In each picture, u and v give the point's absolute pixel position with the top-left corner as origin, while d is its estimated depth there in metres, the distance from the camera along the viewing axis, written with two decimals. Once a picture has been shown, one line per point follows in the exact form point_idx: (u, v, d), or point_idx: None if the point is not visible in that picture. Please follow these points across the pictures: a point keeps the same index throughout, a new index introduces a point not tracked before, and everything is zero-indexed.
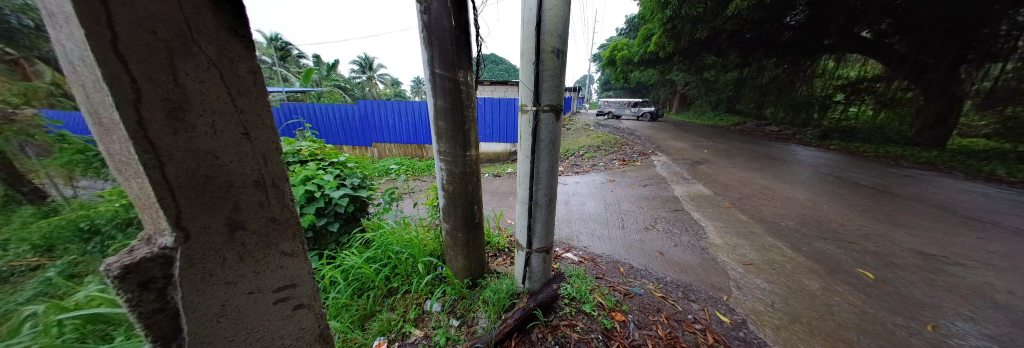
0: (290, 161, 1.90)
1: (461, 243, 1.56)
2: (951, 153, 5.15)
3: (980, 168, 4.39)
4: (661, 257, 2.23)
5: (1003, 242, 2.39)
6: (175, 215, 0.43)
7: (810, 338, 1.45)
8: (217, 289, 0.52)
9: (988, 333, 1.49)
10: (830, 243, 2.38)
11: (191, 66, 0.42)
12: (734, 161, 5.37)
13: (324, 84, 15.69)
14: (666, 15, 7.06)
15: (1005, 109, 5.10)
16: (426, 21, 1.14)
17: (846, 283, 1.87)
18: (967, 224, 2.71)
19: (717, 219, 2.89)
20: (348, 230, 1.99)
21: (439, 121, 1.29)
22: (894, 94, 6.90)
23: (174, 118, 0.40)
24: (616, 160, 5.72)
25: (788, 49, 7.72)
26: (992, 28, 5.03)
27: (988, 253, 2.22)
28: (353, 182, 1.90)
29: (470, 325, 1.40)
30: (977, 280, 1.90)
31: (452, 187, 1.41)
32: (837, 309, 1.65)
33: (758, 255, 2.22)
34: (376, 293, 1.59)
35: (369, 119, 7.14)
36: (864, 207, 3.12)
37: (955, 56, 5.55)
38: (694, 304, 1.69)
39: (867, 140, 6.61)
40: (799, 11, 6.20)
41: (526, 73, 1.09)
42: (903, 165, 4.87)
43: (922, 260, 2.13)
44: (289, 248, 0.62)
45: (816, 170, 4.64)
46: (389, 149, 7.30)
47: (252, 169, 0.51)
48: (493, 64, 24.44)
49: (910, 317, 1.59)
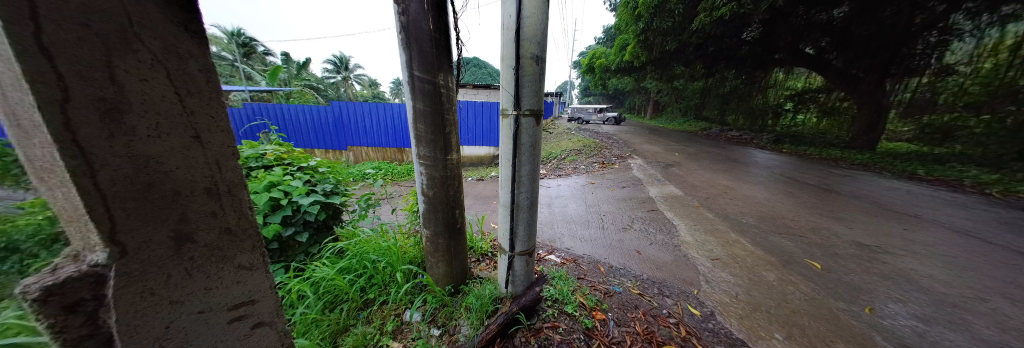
0: (254, 166, 1.76)
1: (442, 249, 1.52)
2: (881, 155, 5.89)
3: (904, 169, 5.05)
4: (639, 255, 2.34)
5: (921, 231, 2.78)
6: (109, 229, 0.41)
7: (770, 324, 1.58)
8: (160, 311, 0.51)
9: (914, 313, 1.70)
10: (784, 238, 2.62)
11: (130, 62, 0.41)
12: (702, 163, 5.78)
13: (294, 84, 14.72)
14: (640, 26, 7.59)
15: (924, 118, 5.93)
16: (404, 22, 1.12)
17: (798, 273, 2.07)
18: (894, 217, 3.11)
19: (688, 218, 3.08)
20: (319, 240, 1.86)
21: (417, 124, 1.26)
22: (833, 103, 7.71)
23: (110, 120, 0.39)
24: (596, 163, 5.94)
25: (746, 60, 8.55)
26: (910, 47, 6.00)
27: (914, 243, 2.55)
28: (326, 188, 1.80)
29: (452, 333, 1.36)
30: (904, 267, 2.17)
31: (432, 192, 1.38)
32: (792, 297, 1.82)
33: (723, 251, 2.40)
34: (351, 306, 1.50)
35: (345, 121, 6.81)
36: (812, 204, 3.49)
37: (882, 70, 6.42)
38: (668, 299, 1.78)
39: (813, 144, 7.41)
40: (754, 28, 6.93)
41: (507, 78, 1.10)
42: (843, 166, 5.51)
43: (860, 250, 2.42)
44: (246, 261, 0.61)
45: (772, 171, 5.12)
46: (366, 153, 6.98)
47: (203, 176, 0.51)
48: (476, 67, 24.53)
49: (853, 302, 1.79)
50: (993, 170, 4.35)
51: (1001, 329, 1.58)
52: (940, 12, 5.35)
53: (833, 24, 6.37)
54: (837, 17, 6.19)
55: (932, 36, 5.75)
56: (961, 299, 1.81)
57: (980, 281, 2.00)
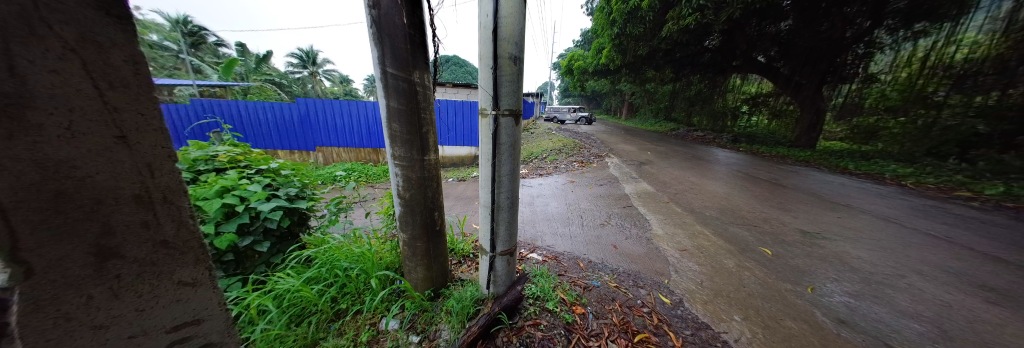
0: (202, 169, 1.58)
1: (421, 252, 1.47)
2: (819, 153, 6.69)
3: (838, 164, 5.78)
4: (615, 250, 2.45)
5: (850, 218, 3.21)
6: (10, 248, 0.39)
7: (730, 307, 1.73)
8: (78, 337, 0.49)
9: (847, 290, 1.95)
10: (741, 227, 2.90)
11: (34, 51, 0.38)
12: (671, 161, 6.19)
13: (253, 78, 13.41)
14: (615, 31, 7.99)
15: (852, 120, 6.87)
16: (375, 16, 1.06)
17: (752, 259, 2.29)
18: (830, 207, 3.56)
19: (659, 213, 3.28)
20: (282, 249, 1.71)
21: (391, 123, 1.21)
22: (781, 106, 8.57)
23: (14, 119, 0.37)
24: (576, 162, 6.12)
25: (708, 66, 9.32)
26: (843, 58, 6.91)
27: (845, 229, 2.93)
28: (290, 193, 1.66)
29: (432, 338, 1.32)
30: (839, 250, 2.49)
31: (409, 193, 1.33)
32: (747, 281, 2.01)
33: (690, 242, 2.58)
34: (320, 318, 1.40)
35: (313, 119, 6.34)
36: (764, 197, 3.89)
37: (821, 77, 7.29)
38: (642, 289, 1.88)
39: (765, 143, 8.29)
40: (714, 37, 7.56)
41: (485, 78, 1.09)
42: (788, 162, 6.20)
43: (803, 236, 2.73)
44: (188, 277, 0.62)
45: (731, 168, 5.62)
46: (338, 153, 6.55)
47: (131, 183, 0.50)
48: (456, 66, 24.15)
49: (798, 283, 2.01)
50: (907, 165, 5.17)
51: (917, 301, 1.85)
52: (866, 27, 6.13)
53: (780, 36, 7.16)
54: (785, 29, 7.00)
55: (860, 48, 6.57)
56: (882, 276, 2.12)
57: (897, 260, 2.35)
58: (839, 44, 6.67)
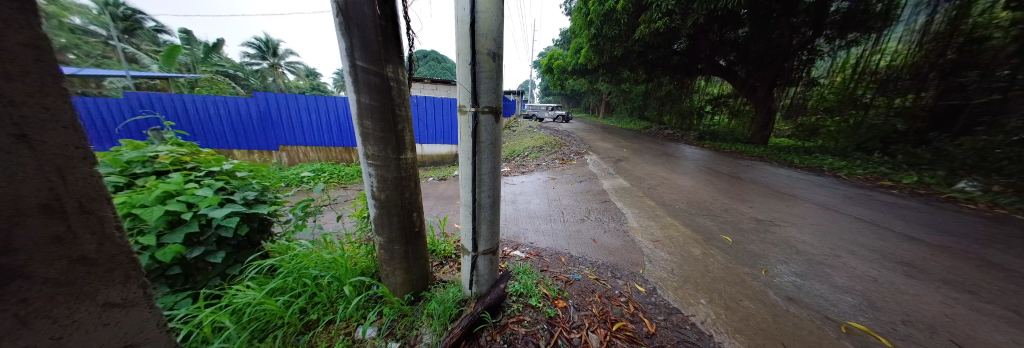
0: (138, 172, 1.38)
1: (399, 256, 1.41)
2: (771, 149, 7.43)
3: (785, 159, 6.46)
4: (594, 243, 2.54)
5: (796, 207, 3.60)
6: None
7: (697, 292, 1.87)
8: None
9: (795, 270, 2.19)
10: (707, 218, 3.14)
11: None
12: (645, 157, 6.53)
13: (201, 70, 11.98)
14: (592, 32, 8.22)
15: (798, 119, 7.74)
16: (342, 5, 0.99)
17: (716, 247, 2.49)
18: (780, 197, 3.98)
19: (634, 207, 3.45)
20: (239, 260, 1.55)
21: (362, 121, 1.13)
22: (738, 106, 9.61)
23: None
24: (557, 160, 6.22)
25: (676, 68, 9.91)
26: (790, 62, 7.49)
27: (793, 216, 3.29)
28: (248, 197, 1.51)
29: (413, 343, 1.26)
30: (787, 235, 2.79)
31: (385, 195, 1.27)
32: (712, 266, 2.18)
33: (662, 233, 2.75)
34: (288, 331, 1.29)
35: (275, 116, 5.81)
36: (725, 189, 4.25)
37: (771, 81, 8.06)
38: (620, 280, 1.98)
39: (726, 140, 9.04)
40: (682, 40, 8.10)
41: (464, 73, 1.07)
42: (745, 157, 6.83)
43: (758, 224, 3.03)
44: (116, 297, 0.59)
45: (697, 163, 6.07)
46: (305, 153, 6.08)
47: (41, 191, 0.46)
48: (433, 62, 23.42)
49: (755, 267, 2.21)
50: (840, 158, 5.91)
51: (851, 278, 2.13)
52: (809, 35, 6.79)
53: (738, 42, 7.81)
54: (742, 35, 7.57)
55: (804, 55, 7.23)
56: (822, 257, 2.41)
57: (833, 242, 2.69)
58: (787, 50, 7.25)
